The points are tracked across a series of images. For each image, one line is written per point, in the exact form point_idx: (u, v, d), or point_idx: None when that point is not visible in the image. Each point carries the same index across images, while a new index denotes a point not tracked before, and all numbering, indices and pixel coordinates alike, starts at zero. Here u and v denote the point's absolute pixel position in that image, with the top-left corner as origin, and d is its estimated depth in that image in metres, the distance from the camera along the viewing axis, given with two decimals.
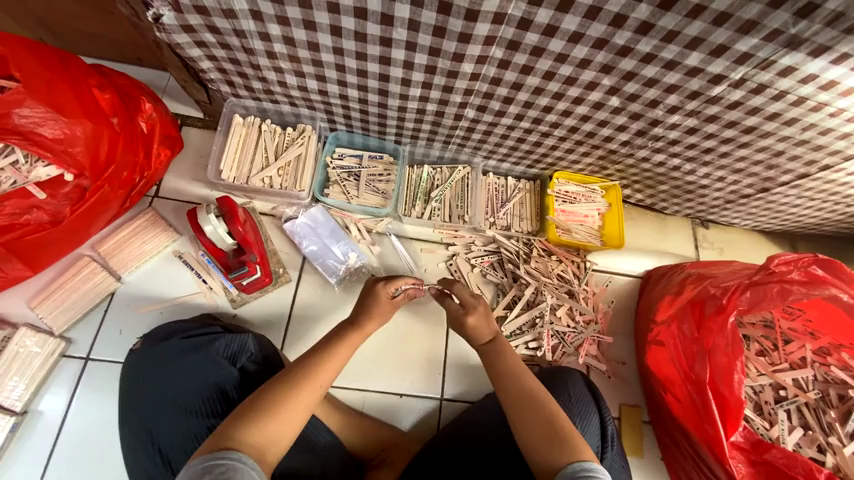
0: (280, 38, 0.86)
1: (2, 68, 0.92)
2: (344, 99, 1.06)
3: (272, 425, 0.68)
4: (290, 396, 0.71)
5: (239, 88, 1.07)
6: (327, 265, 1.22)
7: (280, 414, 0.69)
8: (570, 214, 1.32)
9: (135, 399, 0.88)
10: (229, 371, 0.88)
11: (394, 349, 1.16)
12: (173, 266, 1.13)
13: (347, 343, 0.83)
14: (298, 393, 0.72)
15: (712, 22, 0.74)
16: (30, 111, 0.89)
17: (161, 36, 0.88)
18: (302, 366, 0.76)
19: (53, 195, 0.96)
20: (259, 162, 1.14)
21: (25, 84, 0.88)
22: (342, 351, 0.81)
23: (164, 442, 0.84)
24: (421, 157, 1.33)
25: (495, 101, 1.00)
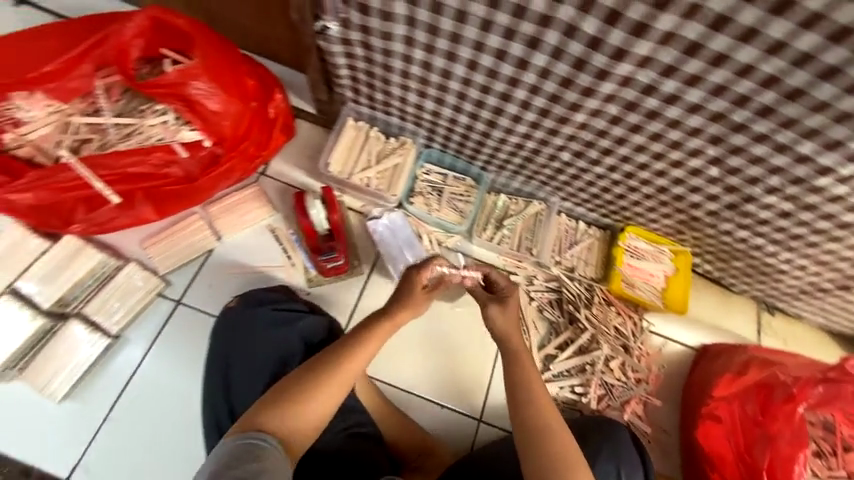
0: (420, 62, 0.96)
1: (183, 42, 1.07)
2: (451, 122, 1.15)
3: (301, 415, 0.76)
4: (313, 390, 0.78)
5: (361, 96, 1.19)
6: (397, 267, 1.28)
7: (307, 404, 0.76)
8: (637, 270, 1.33)
9: (220, 351, 0.98)
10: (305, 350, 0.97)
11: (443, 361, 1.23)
12: (264, 238, 1.25)
13: (373, 337, 0.84)
14: (330, 383, 0.79)
15: (834, 119, 0.77)
16: (202, 85, 1.03)
17: (321, 43, 1.00)
18: (322, 359, 0.81)
19: (192, 155, 1.10)
20: (362, 162, 1.26)
21: (203, 63, 1.01)
22: (370, 346, 0.84)
23: (239, 400, 0.93)
24: (501, 186, 1.38)
25: (594, 150, 1.05)
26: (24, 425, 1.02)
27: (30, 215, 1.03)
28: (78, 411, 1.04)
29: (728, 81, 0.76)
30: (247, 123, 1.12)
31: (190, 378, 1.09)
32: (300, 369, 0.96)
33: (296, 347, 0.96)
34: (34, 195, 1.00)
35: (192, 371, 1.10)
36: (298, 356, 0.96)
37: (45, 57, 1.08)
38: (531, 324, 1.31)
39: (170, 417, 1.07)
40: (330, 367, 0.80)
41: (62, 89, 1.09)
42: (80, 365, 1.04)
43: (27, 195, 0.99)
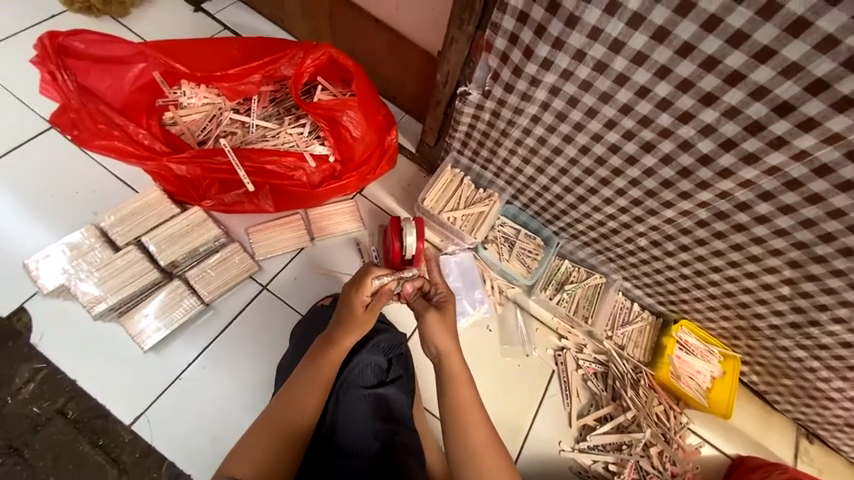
0: (541, 132, 1.09)
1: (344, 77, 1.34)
2: (544, 190, 1.27)
3: (270, 465, 0.78)
4: (284, 423, 0.83)
5: (466, 149, 1.31)
6: (461, 304, 1.37)
7: (264, 441, 0.80)
8: (685, 363, 1.37)
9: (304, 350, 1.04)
10: (383, 361, 1.00)
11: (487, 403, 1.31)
12: (348, 248, 1.35)
13: (328, 372, 0.88)
14: (294, 419, 0.84)
15: None
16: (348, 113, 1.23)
17: (457, 103, 1.17)
18: (305, 401, 0.85)
19: (317, 166, 1.26)
20: (452, 205, 1.37)
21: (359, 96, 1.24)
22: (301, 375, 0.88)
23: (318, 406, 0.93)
24: (566, 252, 1.45)
25: (672, 243, 1.15)
26: (112, 367, 1.12)
27: (174, 183, 1.20)
28: (155, 364, 1.14)
29: (818, 217, 0.89)
30: (370, 151, 1.29)
31: (259, 359, 1.18)
32: (371, 377, 0.97)
33: (371, 355, 0.99)
34: (187, 168, 1.17)
35: (270, 355, 1.19)
36: (371, 364, 0.98)
37: (225, 62, 1.29)
38: (574, 390, 1.35)
39: (233, 393, 1.14)
40: (298, 404, 0.85)
41: (229, 89, 1.29)
42: (171, 325, 1.14)
43: (183, 167, 1.16)
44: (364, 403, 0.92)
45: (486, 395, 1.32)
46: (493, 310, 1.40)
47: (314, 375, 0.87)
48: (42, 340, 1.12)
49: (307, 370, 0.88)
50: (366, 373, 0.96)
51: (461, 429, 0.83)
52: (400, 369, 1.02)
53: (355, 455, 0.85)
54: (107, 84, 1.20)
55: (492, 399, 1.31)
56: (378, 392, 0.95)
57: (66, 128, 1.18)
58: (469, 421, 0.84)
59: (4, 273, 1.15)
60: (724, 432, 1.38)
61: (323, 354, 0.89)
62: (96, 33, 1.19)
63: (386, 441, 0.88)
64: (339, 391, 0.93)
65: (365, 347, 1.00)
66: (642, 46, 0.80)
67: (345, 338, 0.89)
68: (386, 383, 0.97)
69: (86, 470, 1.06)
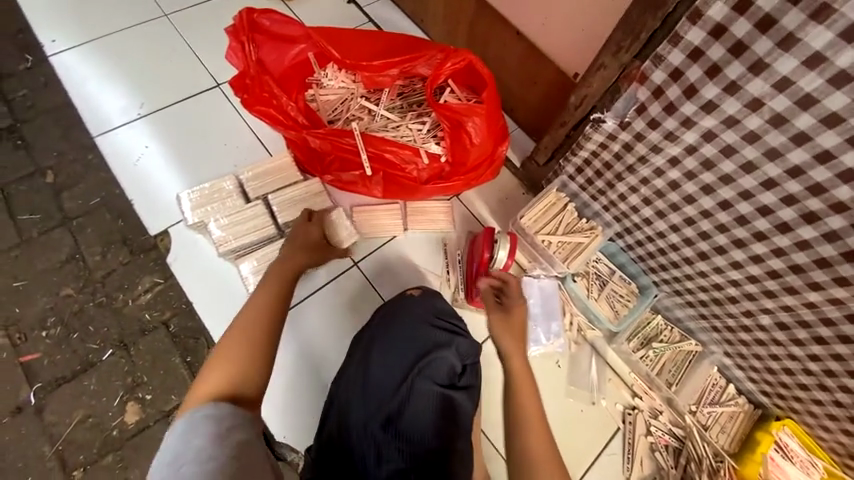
0: (676, 175, 1.03)
1: (474, 84, 1.38)
2: (658, 236, 1.18)
3: (247, 364, 0.82)
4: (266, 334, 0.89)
5: (579, 176, 1.26)
6: (535, 331, 1.32)
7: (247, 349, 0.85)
8: (778, 468, 1.17)
9: (384, 324, 1.06)
10: (457, 364, 0.99)
11: None
12: (436, 246, 1.40)
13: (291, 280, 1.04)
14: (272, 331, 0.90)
15: None
16: (474, 121, 1.26)
17: (587, 128, 1.13)
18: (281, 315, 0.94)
19: (430, 164, 1.30)
20: (549, 228, 1.32)
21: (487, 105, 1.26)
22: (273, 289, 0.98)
23: (385, 382, 0.96)
24: (662, 307, 1.33)
25: (805, 332, 1.04)
26: (218, 298, 1.28)
27: (304, 153, 1.33)
28: None
29: None
30: (483, 160, 1.31)
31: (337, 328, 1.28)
32: (442, 378, 0.97)
33: (448, 356, 0.99)
34: (320, 141, 1.26)
35: (348, 325, 1.30)
36: (448, 364, 0.99)
37: (371, 52, 1.40)
38: (639, 458, 1.24)
39: (305, 352, 1.25)
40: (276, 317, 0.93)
41: (368, 78, 1.38)
42: (269, 277, 1.27)
43: (318, 141, 1.26)
44: (433, 398, 0.94)
45: None
46: (567, 347, 1.33)
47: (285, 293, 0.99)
48: (175, 259, 1.32)
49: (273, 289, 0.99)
50: (440, 371, 0.97)
51: (519, 429, 0.89)
52: (473, 379, 1.01)
53: (412, 443, 0.89)
54: (273, 57, 1.36)
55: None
56: (446, 394, 0.95)
57: (237, 91, 1.31)
58: (529, 422, 0.90)
59: (159, 198, 1.38)
60: None
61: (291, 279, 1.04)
62: (280, 14, 1.35)
63: (446, 444, 0.90)
64: (414, 379, 0.95)
65: (448, 346, 1.01)
66: (840, 107, 0.74)
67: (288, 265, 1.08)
68: (456, 389, 0.97)
69: (173, 381, 1.23)
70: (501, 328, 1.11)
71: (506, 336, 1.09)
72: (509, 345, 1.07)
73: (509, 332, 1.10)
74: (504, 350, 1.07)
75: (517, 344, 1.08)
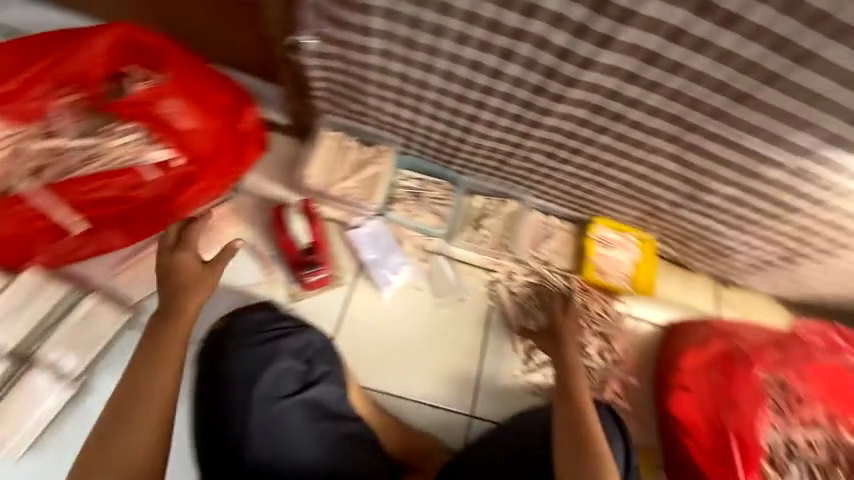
0: (401, 65, 0.99)
1: (153, 59, 1.08)
2: (429, 128, 1.18)
3: (118, 439, 0.75)
4: (128, 420, 0.76)
5: (336, 107, 1.18)
6: (381, 275, 1.30)
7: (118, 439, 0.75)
8: (607, 259, 1.43)
9: (206, 374, 0.95)
10: (298, 366, 0.98)
11: (430, 362, 1.28)
12: (240, 256, 1.23)
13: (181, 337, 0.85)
14: (128, 411, 0.77)
15: (763, 79, 0.86)
16: (169, 105, 1.07)
17: (298, 57, 1.03)
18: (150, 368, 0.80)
19: (160, 176, 1.08)
20: (340, 173, 1.24)
21: (174, 82, 1.06)
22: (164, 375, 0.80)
23: (235, 426, 0.93)
24: (476, 187, 1.43)
25: (565, 150, 1.13)
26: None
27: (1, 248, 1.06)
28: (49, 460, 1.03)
29: (683, 86, 0.91)
30: (218, 140, 1.11)
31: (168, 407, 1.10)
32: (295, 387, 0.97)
33: (286, 365, 0.96)
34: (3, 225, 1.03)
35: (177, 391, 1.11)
36: (289, 372, 0.97)
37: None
38: (515, 320, 1.36)
39: None
40: (137, 377, 0.80)
41: (21, 109, 1.05)
42: (88, 354, 1.09)
43: None
44: (289, 408, 0.96)
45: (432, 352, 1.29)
46: (418, 268, 1.36)
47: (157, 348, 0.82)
48: None
49: (143, 350, 0.82)
50: (290, 383, 0.96)
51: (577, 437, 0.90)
52: (323, 366, 0.99)
53: (286, 459, 0.94)
54: None
55: (434, 357, 1.29)
56: (307, 397, 0.97)
57: None
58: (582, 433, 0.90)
59: None
60: (655, 308, 1.45)
61: (167, 329, 0.86)
62: None
63: (320, 438, 0.97)
64: (262, 407, 0.94)
65: (279, 357, 0.96)
66: None
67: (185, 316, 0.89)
68: (312, 386, 0.98)
69: None
70: (571, 350, 1.10)
71: (574, 360, 1.08)
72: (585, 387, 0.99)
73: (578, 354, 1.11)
74: (579, 388, 0.99)
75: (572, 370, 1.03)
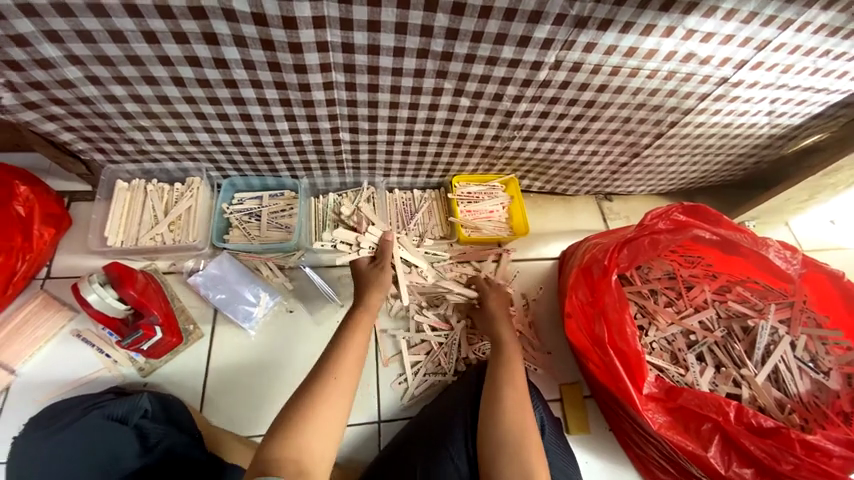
0: (128, 97, 0.87)
1: None
2: (220, 145, 1.08)
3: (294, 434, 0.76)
4: (320, 400, 0.81)
5: (113, 154, 1.07)
6: (238, 310, 1.16)
7: (325, 416, 0.80)
8: (476, 213, 1.37)
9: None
10: (124, 432, 0.89)
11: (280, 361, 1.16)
12: (72, 345, 1.10)
13: (361, 328, 0.98)
14: (339, 388, 0.84)
15: None
16: None
17: (7, 117, 0.88)
18: (338, 358, 0.89)
19: None
20: (148, 222, 1.13)
21: None
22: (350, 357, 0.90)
23: None
24: (324, 186, 1.33)
25: (361, 121, 1.04)
26: None
27: None
28: None
29: (427, 19, 0.78)
30: None
31: None
32: (121, 458, 0.87)
33: (109, 436, 0.88)
34: None
35: None
36: (120, 442, 0.88)
37: None
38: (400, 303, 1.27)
39: None
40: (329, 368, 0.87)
41: None
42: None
43: None
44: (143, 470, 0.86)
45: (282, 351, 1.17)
46: (283, 289, 1.23)
47: (345, 345, 0.92)
48: None
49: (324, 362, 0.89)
50: (121, 452, 0.87)
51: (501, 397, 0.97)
52: (155, 426, 0.92)
53: None
54: None
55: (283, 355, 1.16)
56: (145, 463, 0.87)
57: None
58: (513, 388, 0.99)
59: None
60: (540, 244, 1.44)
61: (356, 328, 0.97)
62: None
63: None
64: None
65: (101, 433, 0.88)
66: None
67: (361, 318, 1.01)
68: (147, 450, 0.89)
69: None
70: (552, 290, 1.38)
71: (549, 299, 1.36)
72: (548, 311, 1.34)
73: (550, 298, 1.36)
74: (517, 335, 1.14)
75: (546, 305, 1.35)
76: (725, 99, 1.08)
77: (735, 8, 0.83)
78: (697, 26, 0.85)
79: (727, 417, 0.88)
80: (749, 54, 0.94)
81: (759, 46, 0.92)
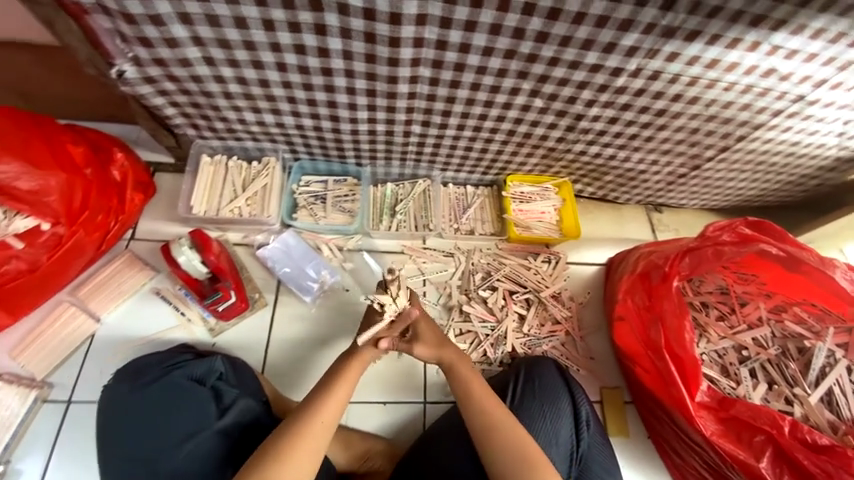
0: (233, 78, 0.95)
1: None
2: (300, 129, 1.15)
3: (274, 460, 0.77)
4: (303, 433, 0.81)
5: (203, 130, 1.15)
6: (302, 284, 1.24)
7: (298, 458, 0.79)
8: (528, 213, 1.39)
9: (109, 430, 0.91)
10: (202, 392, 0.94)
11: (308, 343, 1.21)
12: (151, 302, 1.19)
13: (355, 367, 0.92)
14: (324, 423, 0.83)
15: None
16: (7, 168, 0.99)
17: (126, 89, 0.98)
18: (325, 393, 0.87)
19: (32, 244, 1.03)
20: (228, 195, 1.22)
21: (2, 144, 0.98)
22: (338, 393, 0.87)
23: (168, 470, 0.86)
24: (384, 176, 1.38)
25: (435, 115, 1.09)
26: None
27: None
28: None
29: (522, 22, 0.83)
30: (83, 192, 1.08)
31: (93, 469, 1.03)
32: (202, 419, 0.91)
33: (189, 396, 0.93)
34: None
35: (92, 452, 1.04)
36: (198, 403, 0.92)
37: None
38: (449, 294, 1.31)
39: None
40: (310, 411, 0.84)
41: None
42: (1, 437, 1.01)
43: None
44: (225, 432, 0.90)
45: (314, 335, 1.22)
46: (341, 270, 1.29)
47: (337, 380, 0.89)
48: None
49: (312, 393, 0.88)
50: (200, 411, 0.91)
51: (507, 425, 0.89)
52: (230, 388, 0.97)
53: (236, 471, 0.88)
54: None
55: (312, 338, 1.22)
56: (223, 424, 0.91)
57: None
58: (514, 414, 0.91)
59: None
60: (588, 250, 1.44)
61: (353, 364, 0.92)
62: None
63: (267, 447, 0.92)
64: (192, 441, 0.88)
65: (181, 392, 0.93)
66: None
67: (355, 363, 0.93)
68: (224, 412, 0.92)
69: None
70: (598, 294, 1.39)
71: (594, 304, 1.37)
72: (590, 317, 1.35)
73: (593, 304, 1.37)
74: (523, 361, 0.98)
75: (592, 308, 1.37)
76: (798, 117, 1.08)
77: (825, 28, 0.84)
78: (783, 43, 0.87)
79: (782, 430, 0.89)
80: (830, 73, 0.94)
81: (841, 66, 0.92)
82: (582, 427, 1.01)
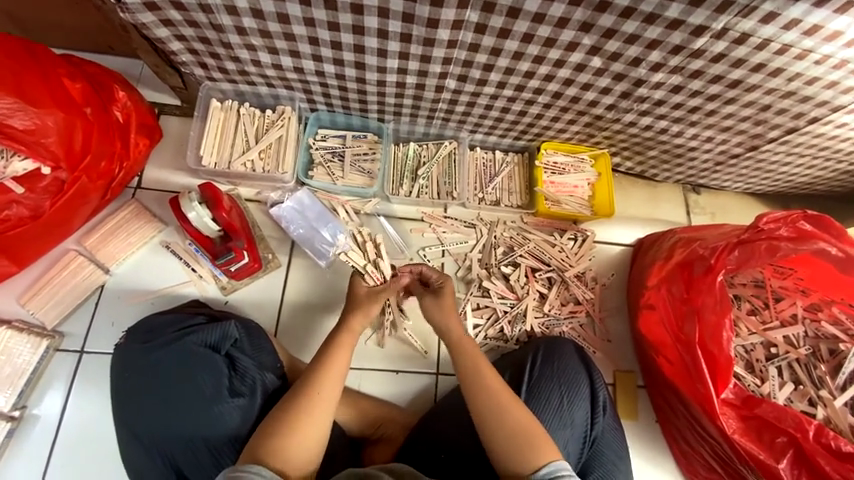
0: (249, 11, 0.84)
1: None
2: (321, 76, 1.03)
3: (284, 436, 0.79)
4: (308, 410, 0.82)
5: (213, 71, 1.04)
6: (316, 247, 1.16)
7: (306, 430, 0.80)
8: (559, 185, 1.28)
9: (124, 388, 0.90)
10: (216, 360, 0.92)
11: (313, 303, 1.17)
12: (161, 256, 1.14)
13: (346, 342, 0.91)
14: (324, 400, 0.84)
15: None
16: None
17: (126, 17, 0.87)
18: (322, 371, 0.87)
19: (32, 189, 0.97)
20: (240, 146, 1.12)
21: None
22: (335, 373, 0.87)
23: (184, 431, 0.87)
24: (406, 134, 1.25)
25: (475, 69, 0.96)
26: None
27: None
28: None
29: None
30: (84, 134, 0.99)
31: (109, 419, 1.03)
32: (215, 387, 0.89)
33: (204, 363, 0.91)
34: None
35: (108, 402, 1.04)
36: (212, 371, 0.90)
37: None
38: (468, 267, 1.25)
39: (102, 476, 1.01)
40: (310, 384, 0.85)
41: None
42: (15, 384, 1.01)
43: None
44: (239, 403, 0.88)
45: (318, 293, 1.18)
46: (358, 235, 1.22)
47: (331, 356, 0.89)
48: None
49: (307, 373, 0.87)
50: (214, 379, 0.90)
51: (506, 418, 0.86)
52: (246, 356, 0.94)
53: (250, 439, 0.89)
54: None
55: (315, 297, 1.17)
56: (238, 394, 0.89)
57: None
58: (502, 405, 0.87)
59: None
60: (618, 228, 1.34)
61: (343, 338, 0.92)
62: None
63: None
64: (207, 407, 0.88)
65: (194, 359, 0.90)
66: None
67: (346, 336, 0.93)
68: (239, 381, 0.91)
69: None
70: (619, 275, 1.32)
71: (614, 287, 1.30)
72: (608, 298, 1.30)
73: (611, 285, 1.30)
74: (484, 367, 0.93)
75: (612, 290, 1.30)
76: None
77: None
78: None
79: (806, 435, 0.89)
80: None
81: None
82: (599, 412, 1.00)
